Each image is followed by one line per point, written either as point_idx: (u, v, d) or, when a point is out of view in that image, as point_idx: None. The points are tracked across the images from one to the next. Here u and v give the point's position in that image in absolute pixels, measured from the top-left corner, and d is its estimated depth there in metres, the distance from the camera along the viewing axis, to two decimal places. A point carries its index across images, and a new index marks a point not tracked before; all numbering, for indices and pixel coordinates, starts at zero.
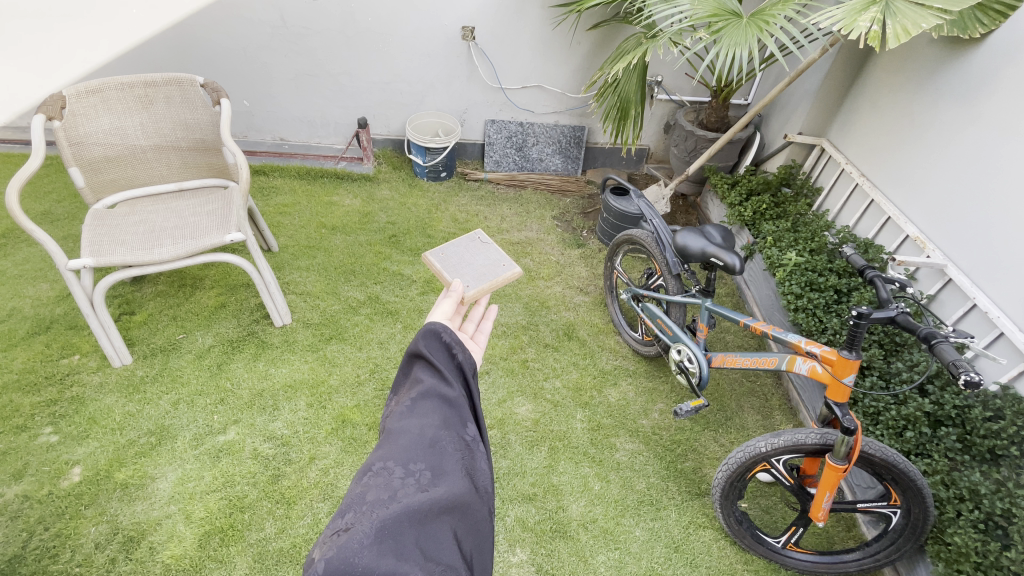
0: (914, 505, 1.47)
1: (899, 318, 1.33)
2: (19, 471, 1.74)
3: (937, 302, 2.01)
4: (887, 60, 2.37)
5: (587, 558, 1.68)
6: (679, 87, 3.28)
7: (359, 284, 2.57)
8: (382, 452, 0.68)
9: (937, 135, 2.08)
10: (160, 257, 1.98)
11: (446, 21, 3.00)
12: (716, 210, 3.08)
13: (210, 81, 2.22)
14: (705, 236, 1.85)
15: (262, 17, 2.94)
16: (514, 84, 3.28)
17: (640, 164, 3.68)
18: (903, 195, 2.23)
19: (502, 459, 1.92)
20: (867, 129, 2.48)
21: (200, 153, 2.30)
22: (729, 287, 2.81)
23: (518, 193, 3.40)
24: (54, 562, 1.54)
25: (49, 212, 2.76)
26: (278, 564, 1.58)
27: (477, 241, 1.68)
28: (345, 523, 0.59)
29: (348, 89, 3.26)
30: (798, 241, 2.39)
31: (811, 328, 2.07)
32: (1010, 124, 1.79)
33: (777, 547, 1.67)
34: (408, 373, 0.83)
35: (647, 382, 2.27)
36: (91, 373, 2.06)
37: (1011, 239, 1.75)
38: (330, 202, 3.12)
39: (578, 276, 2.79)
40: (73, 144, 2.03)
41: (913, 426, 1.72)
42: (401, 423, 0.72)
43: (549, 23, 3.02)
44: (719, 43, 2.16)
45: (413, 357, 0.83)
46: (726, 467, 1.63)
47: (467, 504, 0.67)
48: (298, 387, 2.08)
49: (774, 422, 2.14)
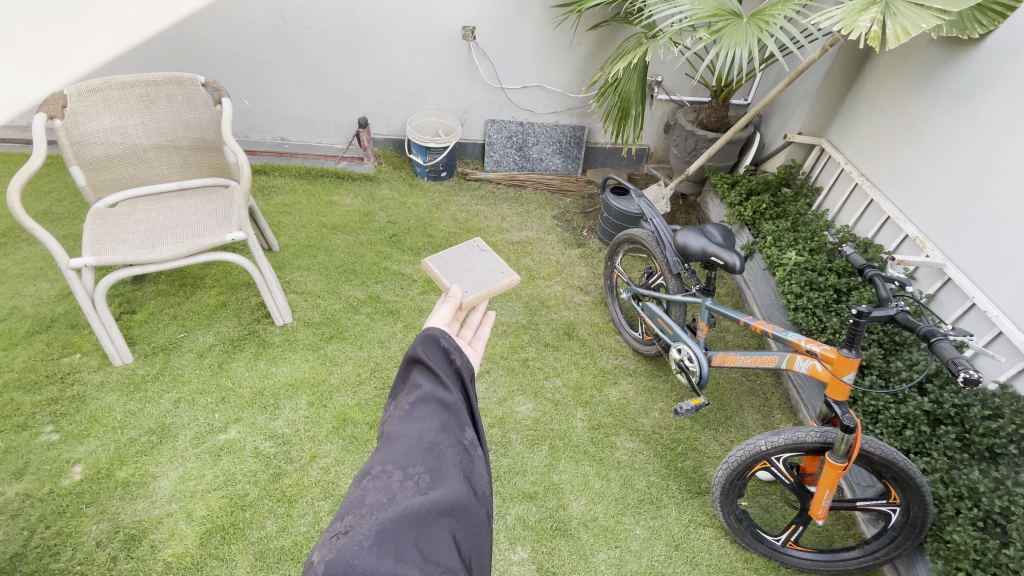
0: (913, 503, 1.47)
1: (898, 317, 1.34)
2: (20, 469, 1.74)
3: (936, 301, 2.02)
4: (887, 60, 2.38)
5: (588, 557, 1.68)
6: (679, 87, 3.29)
7: (360, 283, 2.57)
8: (381, 455, 0.68)
9: (936, 135, 2.09)
10: (161, 256, 1.98)
11: (447, 21, 3.01)
12: (716, 210, 3.09)
13: (211, 81, 2.22)
14: (705, 235, 1.85)
15: (263, 17, 2.94)
16: (514, 84, 3.29)
17: (640, 164, 3.69)
18: (903, 195, 2.24)
19: (503, 458, 1.93)
20: (866, 129, 2.49)
21: (201, 152, 2.30)
22: (729, 287, 2.81)
23: (518, 193, 3.40)
24: (55, 560, 1.54)
25: (50, 211, 2.77)
26: (279, 563, 1.58)
27: (475, 249, 1.68)
28: (345, 526, 0.59)
29: (348, 89, 3.26)
30: (798, 241, 2.40)
31: (811, 327, 2.08)
32: (1009, 125, 1.80)
33: (777, 545, 1.67)
34: (406, 378, 0.84)
35: (647, 381, 2.27)
36: (92, 372, 2.06)
37: (1010, 238, 1.76)
38: (330, 201, 3.12)
39: (578, 276, 2.79)
40: (74, 143, 2.03)
41: (912, 425, 1.72)
42: (400, 428, 0.73)
43: (550, 23, 3.03)
44: (719, 43, 2.17)
45: (411, 362, 0.84)
46: (726, 465, 1.63)
47: (466, 506, 0.67)
48: (299, 386, 2.08)
49: (773, 421, 2.15)
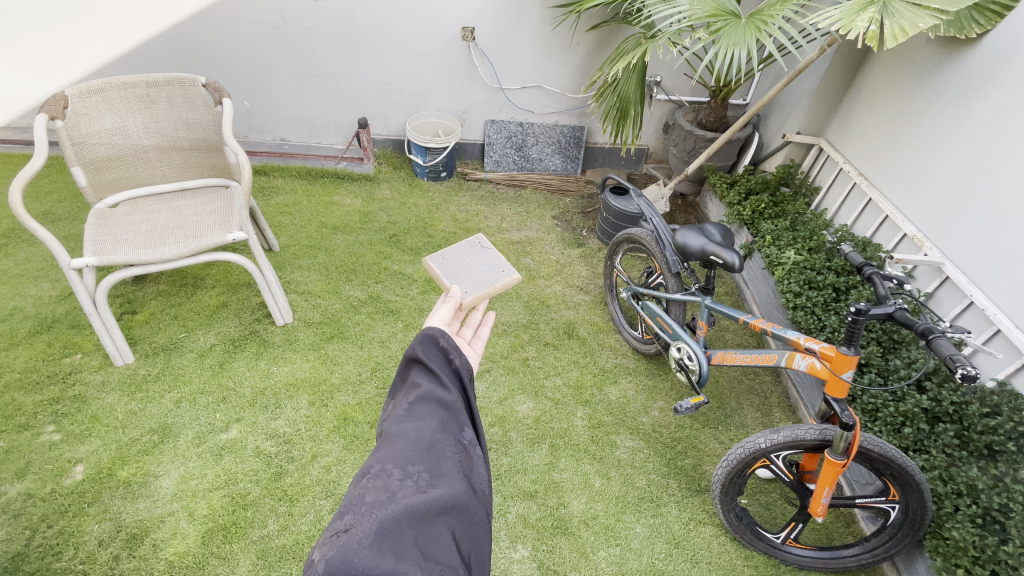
0: (913, 500, 1.48)
1: (896, 314, 1.35)
2: (22, 469, 1.75)
3: (935, 299, 2.02)
4: (885, 60, 2.39)
5: (589, 554, 1.69)
6: (678, 87, 3.30)
7: (360, 283, 2.58)
8: (380, 454, 0.69)
9: (934, 134, 2.10)
10: (163, 257, 1.99)
11: (446, 21, 3.02)
12: (716, 209, 3.10)
13: (212, 81, 2.23)
14: (704, 234, 1.86)
15: (263, 17, 2.95)
16: (514, 84, 3.30)
17: (639, 164, 3.70)
18: (901, 193, 2.25)
19: (504, 457, 1.93)
20: (865, 129, 2.50)
21: (201, 152, 2.31)
22: (728, 286, 2.82)
23: (518, 193, 3.41)
24: (58, 560, 1.54)
25: (51, 212, 2.77)
26: (281, 561, 1.58)
27: (477, 245, 1.68)
28: (344, 524, 0.60)
29: (348, 89, 3.27)
30: (796, 240, 2.41)
31: (810, 326, 2.09)
32: (1007, 123, 1.81)
33: (777, 543, 1.68)
34: (405, 378, 0.85)
35: (647, 380, 2.28)
36: (93, 372, 2.07)
37: (1008, 235, 1.77)
38: (330, 202, 3.13)
39: (578, 275, 2.80)
40: (75, 144, 2.04)
41: (911, 423, 1.73)
42: (399, 427, 0.73)
43: (549, 24, 3.04)
44: (718, 42, 2.17)
45: (409, 362, 0.85)
46: (726, 463, 1.64)
47: (465, 505, 0.67)
48: (300, 385, 2.09)
49: (773, 419, 2.15)
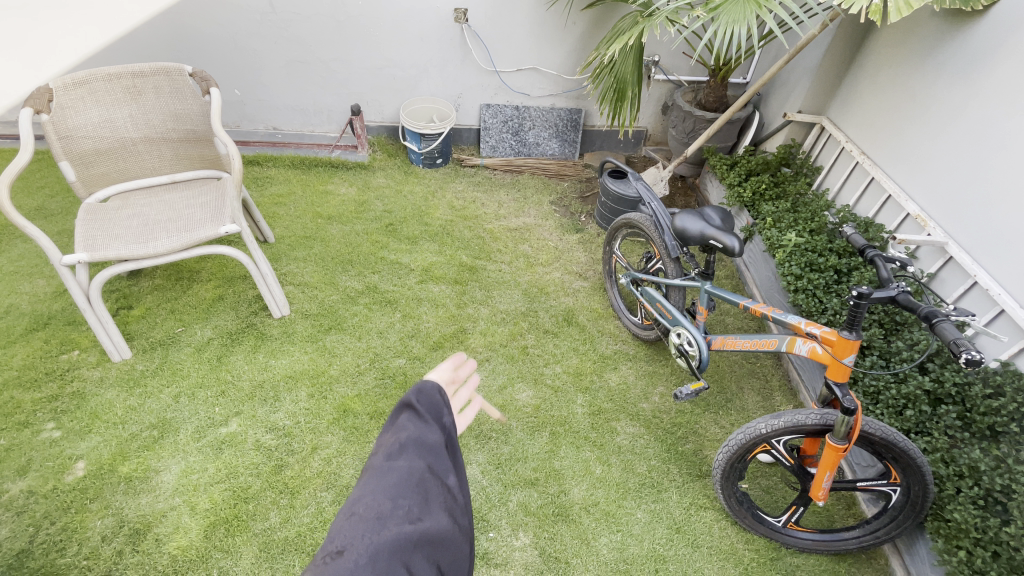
0: (914, 483, 1.47)
1: (899, 298, 1.32)
2: (23, 467, 1.75)
3: (938, 280, 2.00)
4: (888, 34, 2.33)
5: (590, 541, 1.69)
6: (676, 66, 3.23)
7: (358, 274, 2.56)
8: (371, 487, 0.68)
9: (939, 111, 2.05)
10: (155, 251, 1.96)
11: (438, 4, 2.95)
12: (716, 191, 3.05)
13: (199, 70, 2.19)
14: (704, 219, 1.82)
15: (251, 3, 2.88)
16: (509, 66, 3.22)
17: (638, 146, 3.64)
18: (904, 172, 2.21)
19: (504, 445, 1.94)
20: (868, 107, 2.44)
21: (192, 143, 2.27)
22: (729, 269, 2.79)
23: (516, 178, 3.37)
24: (61, 556, 1.55)
25: (44, 207, 2.74)
26: (284, 553, 1.59)
27: None
28: (336, 546, 0.59)
29: (340, 75, 3.20)
30: (797, 222, 2.38)
31: (812, 309, 2.07)
32: (1014, 97, 1.76)
33: (778, 526, 1.69)
34: (395, 417, 0.83)
35: (648, 366, 2.27)
36: (91, 368, 2.06)
37: (1013, 214, 1.74)
38: (325, 191, 3.09)
39: (577, 261, 2.77)
40: (62, 138, 2.00)
41: (913, 405, 1.73)
42: (390, 464, 0.72)
43: (543, 4, 2.97)
44: (717, 20, 2.11)
45: (401, 404, 0.83)
46: (727, 448, 1.63)
47: (447, 543, 0.68)
48: (299, 378, 2.08)
49: (774, 402, 2.15)
